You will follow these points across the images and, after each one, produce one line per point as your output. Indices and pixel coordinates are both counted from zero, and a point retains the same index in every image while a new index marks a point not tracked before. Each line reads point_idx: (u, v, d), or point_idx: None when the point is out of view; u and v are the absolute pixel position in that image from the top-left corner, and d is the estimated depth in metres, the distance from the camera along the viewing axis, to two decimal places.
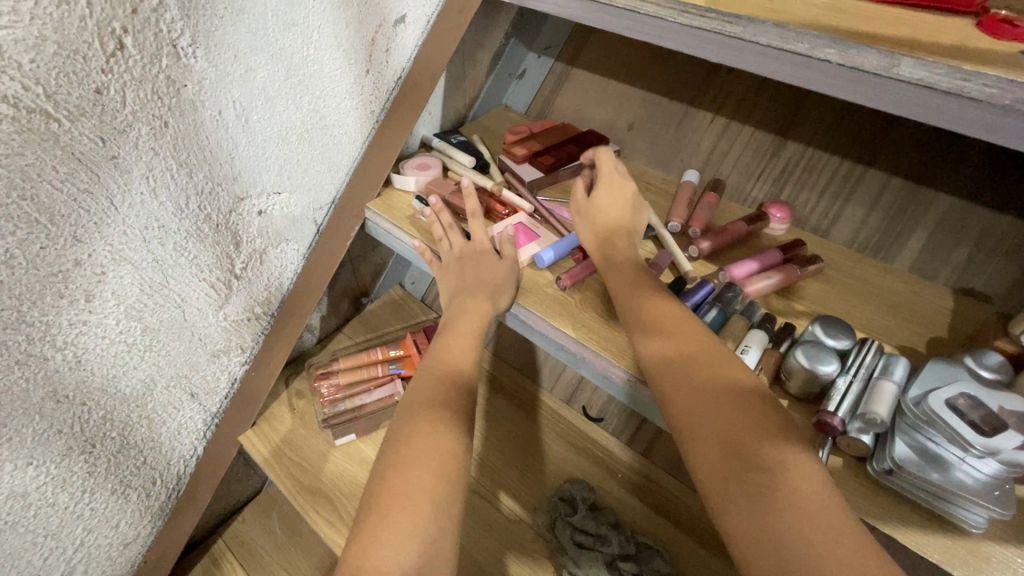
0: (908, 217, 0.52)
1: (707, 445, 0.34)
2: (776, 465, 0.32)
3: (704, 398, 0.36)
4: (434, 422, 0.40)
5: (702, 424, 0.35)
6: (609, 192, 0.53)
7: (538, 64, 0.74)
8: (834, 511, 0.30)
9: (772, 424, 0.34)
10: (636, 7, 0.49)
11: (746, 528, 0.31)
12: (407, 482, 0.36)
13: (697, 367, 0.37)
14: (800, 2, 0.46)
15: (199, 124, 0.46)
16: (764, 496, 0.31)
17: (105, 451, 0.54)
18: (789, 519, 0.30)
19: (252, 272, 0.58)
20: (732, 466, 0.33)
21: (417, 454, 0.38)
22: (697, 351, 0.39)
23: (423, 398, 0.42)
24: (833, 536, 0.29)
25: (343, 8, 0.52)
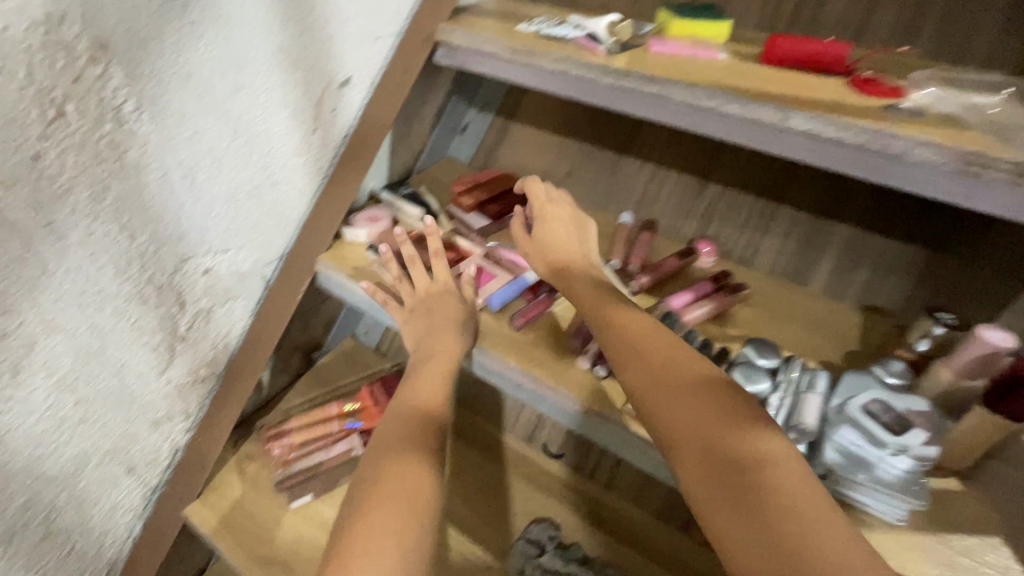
0: (816, 245, 0.59)
1: (687, 454, 0.34)
2: (756, 459, 0.32)
3: (675, 400, 0.36)
4: (403, 473, 0.39)
5: (678, 431, 0.35)
6: (554, 226, 0.55)
7: (479, 119, 0.79)
8: (817, 500, 0.30)
9: (748, 421, 0.34)
10: (566, 70, 0.54)
11: (733, 529, 0.30)
12: (371, 525, 0.35)
13: (665, 373, 0.38)
14: (707, 66, 0.53)
15: (142, 186, 0.46)
16: (748, 495, 0.31)
17: (28, 542, 0.49)
18: (777, 512, 0.30)
19: (198, 333, 0.56)
20: (714, 466, 0.33)
21: (382, 496, 0.38)
22: (669, 357, 0.39)
23: (392, 440, 0.43)
24: (820, 526, 0.29)
25: (290, 73, 0.54)
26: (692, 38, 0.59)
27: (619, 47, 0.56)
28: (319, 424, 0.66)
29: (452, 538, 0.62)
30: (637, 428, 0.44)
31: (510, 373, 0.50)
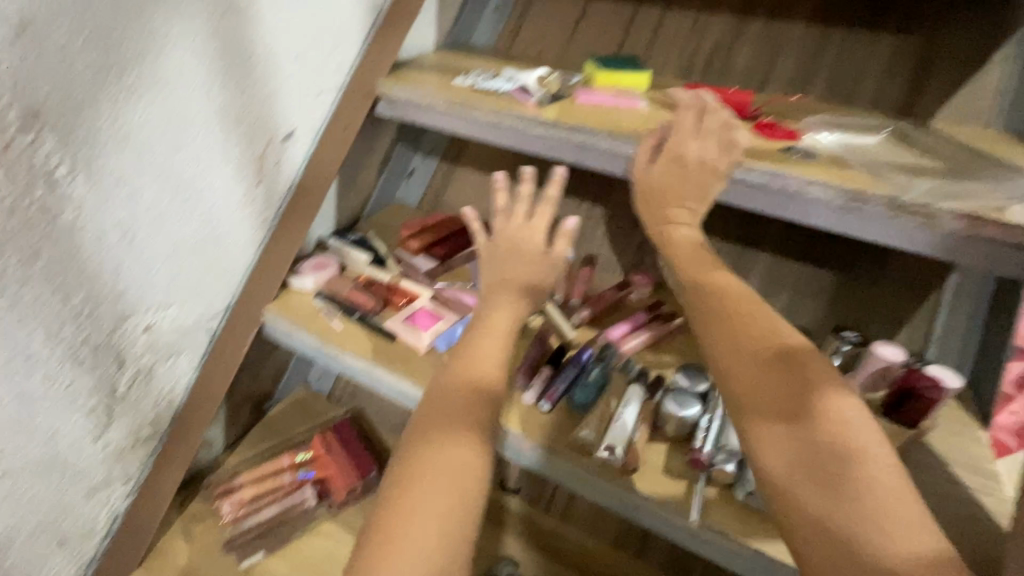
0: (740, 273, 0.63)
1: (781, 448, 0.31)
2: (850, 446, 0.30)
3: (777, 391, 0.33)
4: (448, 469, 0.34)
5: (778, 425, 0.32)
6: (664, 177, 0.50)
7: (425, 164, 0.82)
8: (905, 495, 0.29)
9: (855, 428, 0.31)
10: (499, 120, 0.58)
11: (815, 519, 0.29)
12: (415, 516, 0.32)
13: (767, 361, 0.34)
14: (628, 115, 0.58)
15: (76, 248, 0.46)
16: (850, 504, 0.29)
17: None
18: (867, 508, 0.28)
19: (138, 392, 0.55)
20: (812, 467, 0.30)
21: (424, 480, 0.33)
22: (771, 331, 0.35)
23: (434, 420, 0.37)
24: (907, 527, 0.28)
25: (231, 129, 0.55)
26: (616, 87, 0.64)
27: (549, 97, 0.61)
28: (270, 477, 0.65)
29: None
30: (584, 460, 0.45)
31: None
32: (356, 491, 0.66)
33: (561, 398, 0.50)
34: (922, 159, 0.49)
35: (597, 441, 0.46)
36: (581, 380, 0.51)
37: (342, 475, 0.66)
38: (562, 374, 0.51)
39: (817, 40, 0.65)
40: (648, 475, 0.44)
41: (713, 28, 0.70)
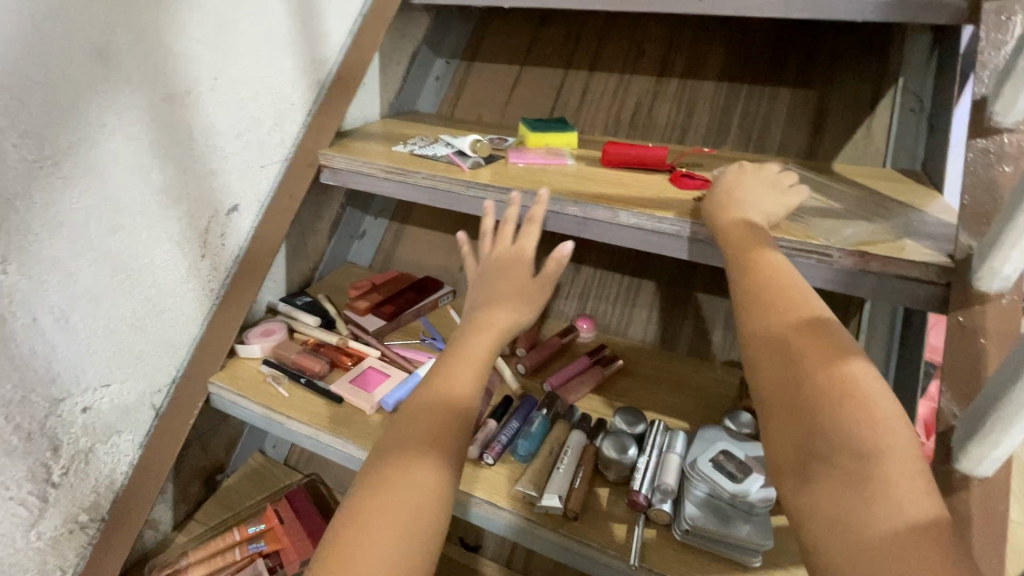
0: (677, 313, 0.67)
1: (783, 419, 0.28)
2: (856, 422, 0.26)
3: (790, 363, 0.29)
4: (404, 507, 0.33)
5: (781, 395, 0.29)
6: (732, 184, 0.48)
7: (376, 225, 0.84)
8: (917, 477, 0.25)
9: (877, 405, 0.27)
10: (435, 184, 0.61)
11: (815, 506, 0.26)
12: (375, 521, 0.32)
13: (788, 336, 0.30)
14: (556, 173, 0.62)
15: (9, 334, 0.46)
16: (848, 478, 0.25)
17: None
18: (869, 490, 0.25)
19: (75, 476, 0.54)
20: (811, 437, 0.27)
21: (394, 493, 0.34)
22: (792, 308, 0.32)
23: (406, 436, 0.37)
24: (909, 507, 0.24)
25: (172, 208, 0.57)
26: (546, 147, 0.69)
27: (482, 160, 0.65)
28: (220, 553, 0.62)
29: None
30: (530, 513, 0.45)
31: None
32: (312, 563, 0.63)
33: (506, 450, 0.51)
34: (837, 205, 0.52)
35: (540, 492, 0.46)
36: (524, 429, 0.52)
37: (296, 546, 0.63)
38: (505, 425, 0.52)
39: (727, 95, 0.71)
40: (591, 521, 0.45)
41: (634, 88, 0.76)
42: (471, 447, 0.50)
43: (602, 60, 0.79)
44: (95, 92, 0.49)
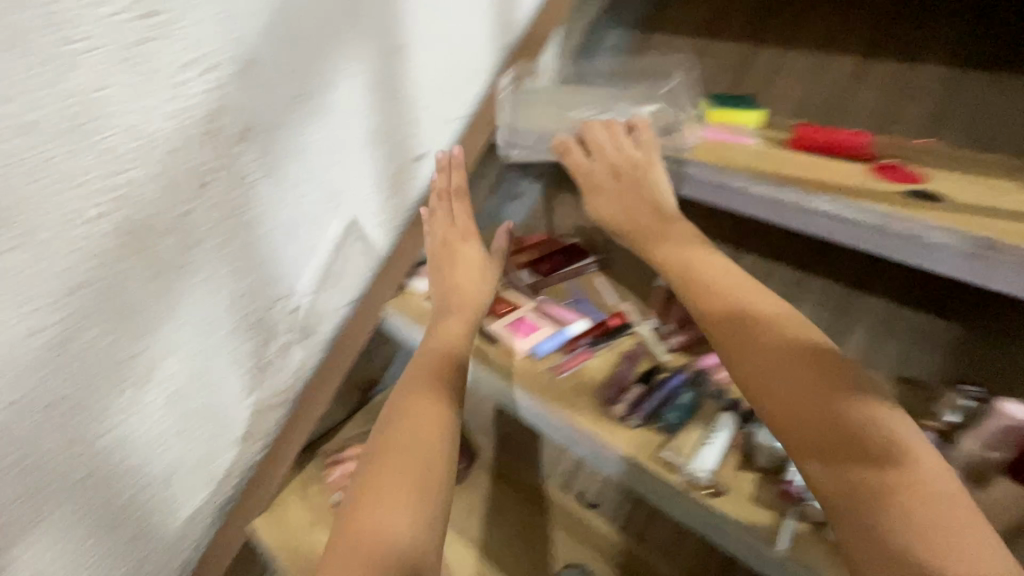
0: (848, 316, 0.62)
1: (825, 456, 0.35)
2: (911, 463, 0.33)
3: (816, 403, 0.36)
4: (418, 446, 0.46)
5: (815, 432, 0.35)
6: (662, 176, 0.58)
7: (532, 188, 0.88)
8: (955, 506, 0.31)
9: (903, 443, 0.34)
10: (611, 151, 0.62)
11: (880, 539, 0.31)
12: (390, 464, 0.45)
13: (818, 378, 0.37)
14: (738, 150, 0.60)
15: (257, 236, 0.56)
16: (906, 511, 0.31)
17: (121, 535, 0.58)
18: (924, 522, 0.31)
19: (280, 363, 0.65)
20: (863, 473, 0.33)
21: (402, 438, 0.47)
22: (803, 347, 0.39)
23: (416, 390, 0.51)
24: (967, 536, 0.30)
25: (378, 149, 0.65)
26: (728, 124, 0.66)
27: (659, 132, 0.64)
28: None
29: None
30: (673, 479, 0.46)
31: (551, 418, 0.54)
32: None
33: (651, 416, 0.51)
34: None
35: (684, 461, 0.47)
36: (672, 401, 0.52)
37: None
38: (653, 392, 0.52)
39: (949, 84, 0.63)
40: (736, 500, 0.45)
41: (834, 70, 0.70)
42: (618, 405, 0.52)
43: (797, 38, 0.74)
44: (340, 41, 0.56)
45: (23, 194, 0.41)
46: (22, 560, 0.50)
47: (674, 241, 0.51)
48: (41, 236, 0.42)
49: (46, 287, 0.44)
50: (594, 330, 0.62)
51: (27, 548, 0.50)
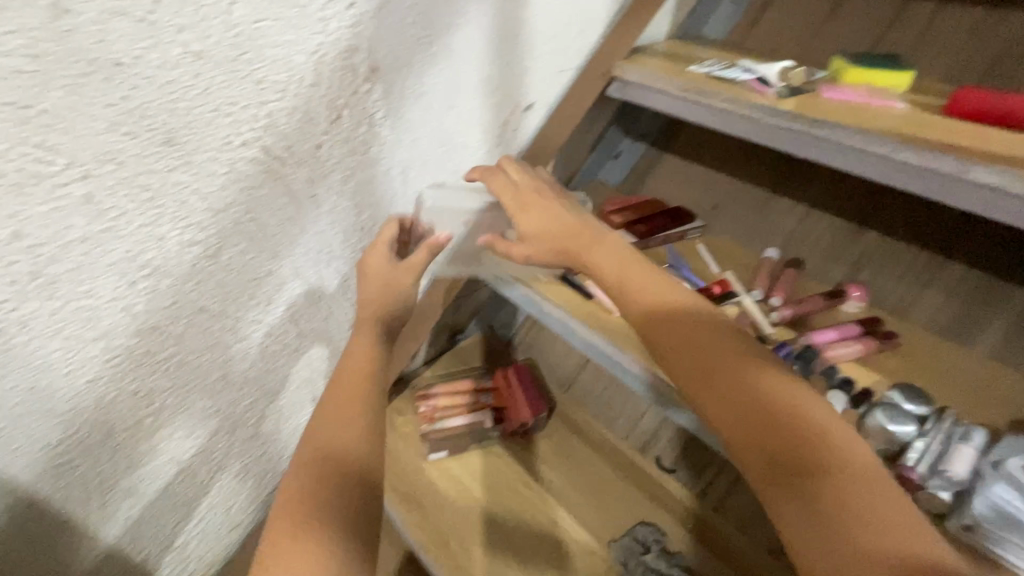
0: (988, 307, 0.56)
1: (750, 445, 0.37)
2: (830, 449, 0.35)
3: (731, 391, 0.39)
4: (356, 375, 0.50)
5: (738, 418, 0.38)
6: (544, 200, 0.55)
7: (632, 148, 0.85)
8: (870, 476, 0.34)
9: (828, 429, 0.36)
10: (732, 108, 0.58)
11: (800, 524, 0.33)
12: (334, 436, 0.45)
13: (714, 366, 0.40)
14: (882, 113, 0.54)
15: (373, 175, 0.59)
16: (819, 494, 0.34)
17: (241, 435, 0.65)
18: (838, 505, 0.33)
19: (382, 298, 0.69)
20: (785, 459, 0.35)
21: (340, 414, 0.46)
22: (681, 335, 0.42)
23: (352, 367, 0.50)
24: (879, 514, 0.32)
25: (489, 98, 0.65)
26: (867, 86, 0.59)
27: (789, 90, 0.59)
28: (461, 394, 0.78)
29: (565, 520, 0.68)
30: None
31: (642, 377, 0.54)
32: (527, 427, 0.75)
33: None
34: None
35: None
36: None
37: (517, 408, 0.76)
38: None
39: None
40: None
41: (1005, 27, 0.61)
42: None
43: None
44: None
45: (187, 115, 0.44)
46: (166, 443, 0.58)
47: (536, 213, 0.54)
48: (199, 156, 0.46)
49: (200, 205, 0.48)
50: None
51: (170, 433, 0.58)
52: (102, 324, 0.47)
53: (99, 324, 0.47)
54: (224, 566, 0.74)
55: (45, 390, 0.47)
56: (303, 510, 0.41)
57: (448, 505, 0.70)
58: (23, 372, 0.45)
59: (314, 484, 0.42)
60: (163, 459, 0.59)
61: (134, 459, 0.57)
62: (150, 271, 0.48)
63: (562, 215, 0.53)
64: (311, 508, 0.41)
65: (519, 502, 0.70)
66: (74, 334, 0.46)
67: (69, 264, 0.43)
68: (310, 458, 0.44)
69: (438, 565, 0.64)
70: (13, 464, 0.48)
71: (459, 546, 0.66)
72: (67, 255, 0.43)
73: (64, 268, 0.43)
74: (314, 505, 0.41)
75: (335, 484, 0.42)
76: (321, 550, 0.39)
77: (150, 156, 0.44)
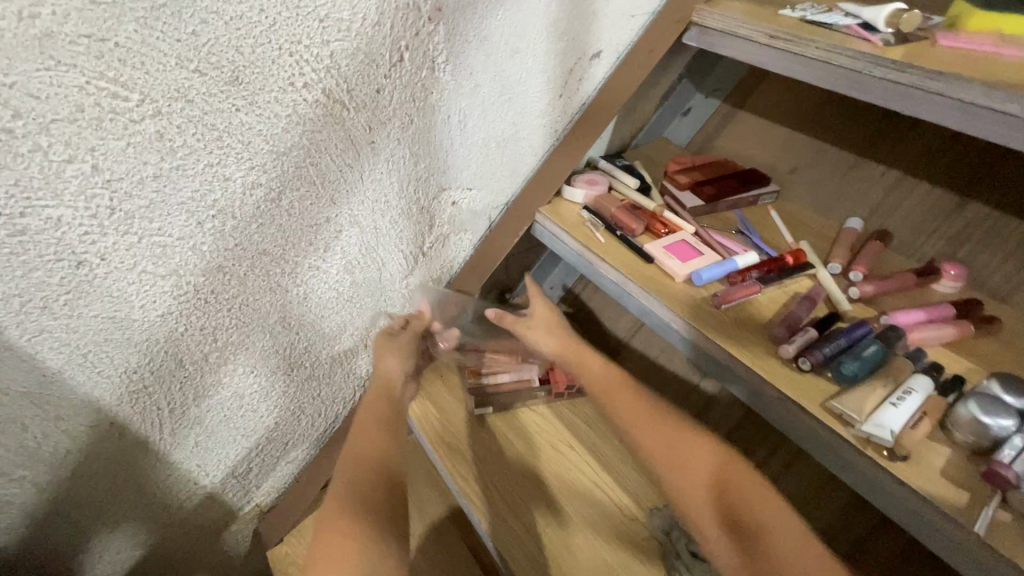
0: None
1: (705, 507, 0.49)
2: (760, 510, 0.47)
3: (684, 462, 0.52)
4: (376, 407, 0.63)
5: (694, 484, 0.51)
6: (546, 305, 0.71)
7: (704, 104, 0.79)
8: (790, 529, 0.46)
9: (760, 499, 0.48)
10: (829, 58, 0.51)
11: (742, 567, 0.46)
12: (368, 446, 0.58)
13: (674, 443, 0.53)
14: (1015, 66, 0.46)
15: (433, 123, 0.57)
16: (751, 545, 0.46)
17: (298, 377, 0.68)
18: (766, 553, 0.45)
19: (435, 252, 0.69)
20: (728, 518, 0.48)
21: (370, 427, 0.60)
22: (647, 419, 0.56)
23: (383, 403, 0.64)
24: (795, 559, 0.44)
25: (555, 43, 0.61)
26: (992, 33, 0.51)
27: (896, 38, 0.52)
28: (507, 351, 0.77)
29: (608, 487, 0.68)
30: (843, 431, 0.42)
31: (705, 347, 0.51)
32: (573, 388, 0.77)
33: (823, 364, 0.47)
34: None
35: (862, 417, 0.42)
36: (851, 353, 0.46)
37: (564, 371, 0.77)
38: (830, 340, 0.48)
39: None
40: (918, 469, 0.39)
41: None
42: (786, 345, 0.47)
43: None
44: None
45: (252, 55, 0.43)
46: (229, 378, 0.61)
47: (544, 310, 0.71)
48: (263, 98, 0.46)
49: (263, 147, 0.48)
50: (762, 266, 0.57)
51: (233, 369, 0.61)
52: (173, 262, 0.49)
53: (170, 261, 0.49)
54: (280, 495, 0.79)
55: (124, 320, 0.50)
56: (351, 505, 0.52)
57: (495, 462, 0.71)
58: (103, 301, 0.47)
59: (355, 487, 0.54)
60: (226, 393, 0.63)
61: (200, 390, 0.60)
62: (217, 212, 0.49)
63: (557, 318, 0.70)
64: (354, 494, 0.53)
65: (561, 463, 0.71)
66: (148, 269, 0.48)
67: (143, 201, 0.45)
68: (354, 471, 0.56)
69: (479, 515, 0.64)
70: (97, 385, 0.52)
71: (501, 500, 0.66)
72: (141, 192, 0.44)
73: (139, 205, 0.45)
74: (355, 501, 0.53)
75: (377, 486, 0.54)
76: (366, 534, 0.50)
77: (217, 96, 0.44)
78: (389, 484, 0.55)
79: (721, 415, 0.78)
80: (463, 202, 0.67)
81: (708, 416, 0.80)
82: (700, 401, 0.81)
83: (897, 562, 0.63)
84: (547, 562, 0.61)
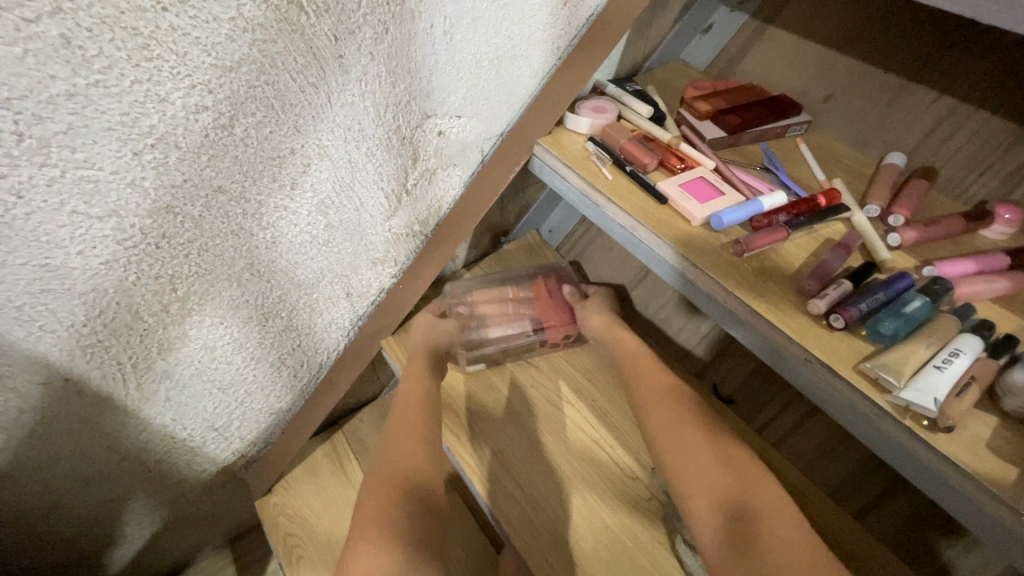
0: None
1: (696, 465, 0.49)
2: (751, 480, 0.48)
3: (681, 425, 0.53)
4: (413, 409, 0.61)
5: (684, 444, 0.51)
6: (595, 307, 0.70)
7: (728, 19, 0.69)
8: (777, 500, 0.47)
9: (755, 472, 0.49)
10: None
11: (727, 522, 0.45)
12: (399, 451, 0.56)
13: (675, 406, 0.55)
14: None
15: (413, 34, 0.48)
16: (739, 506, 0.46)
17: (275, 327, 0.62)
18: (753, 513, 0.45)
19: (420, 190, 0.62)
20: (721, 480, 0.48)
21: (403, 431, 0.58)
22: (656, 383, 0.58)
23: (416, 399, 0.62)
24: (780, 525, 0.45)
25: None
26: None
27: None
28: (496, 302, 0.75)
29: (607, 445, 0.66)
30: (879, 399, 0.37)
31: (725, 302, 0.45)
32: (569, 339, 0.74)
33: (858, 322, 0.41)
34: None
35: (902, 382, 0.37)
36: (890, 310, 0.41)
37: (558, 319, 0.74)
38: (867, 294, 0.42)
39: None
40: (963, 442, 0.35)
41: None
42: (817, 301, 0.42)
43: None
44: None
45: None
46: (196, 330, 0.56)
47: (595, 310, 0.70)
48: None
49: (204, 61, 0.39)
50: (792, 208, 0.50)
51: (199, 321, 0.55)
52: (110, 201, 0.42)
53: (106, 200, 0.42)
54: (265, 446, 0.77)
55: (60, 269, 0.43)
56: (373, 512, 0.51)
57: (489, 419, 0.67)
58: (31, 248, 0.40)
59: (385, 498, 0.52)
60: (195, 346, 0.57)
61: (165, 343, 0.54)
62: (156, 140, 0.41)
63: (609, 317, 0.68)
64: (380, 506, 0.51)
65: (557, 420, 0.68)
66: (80, 210, 0.41)
67: (59, 125, 0.37)
68: (382, 474, 0.54)
69: (473, 476, 0.62)
70: (42, 340, 0.46)
71: (496, 458, 0.64)
72: (54, 114, 0.36)
73: (54, 130, 0.37)
74: (386, 514, 0.50)
75: (406, 498, 0.52)
76: (383, 541, 0.48)
77: None
78: (417, 495, 0.53)
79: (729, 367, 0.75)
80: (451, 130, 0.59)
81: (714, 367, 0.76)
82: (707, 351, 0.77)
83: (906, 515, 0.62)
84: (542, 523, 0.59)
